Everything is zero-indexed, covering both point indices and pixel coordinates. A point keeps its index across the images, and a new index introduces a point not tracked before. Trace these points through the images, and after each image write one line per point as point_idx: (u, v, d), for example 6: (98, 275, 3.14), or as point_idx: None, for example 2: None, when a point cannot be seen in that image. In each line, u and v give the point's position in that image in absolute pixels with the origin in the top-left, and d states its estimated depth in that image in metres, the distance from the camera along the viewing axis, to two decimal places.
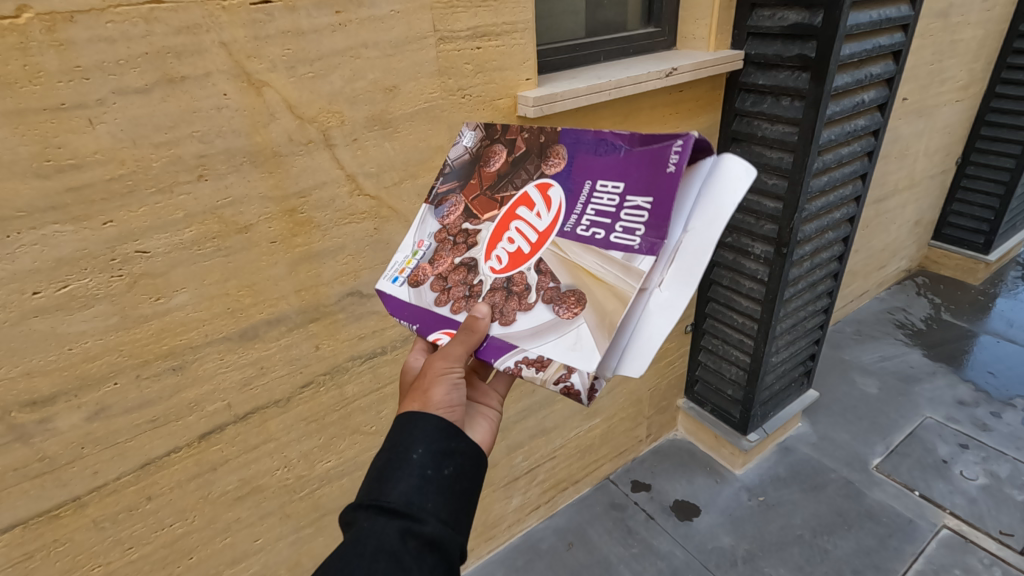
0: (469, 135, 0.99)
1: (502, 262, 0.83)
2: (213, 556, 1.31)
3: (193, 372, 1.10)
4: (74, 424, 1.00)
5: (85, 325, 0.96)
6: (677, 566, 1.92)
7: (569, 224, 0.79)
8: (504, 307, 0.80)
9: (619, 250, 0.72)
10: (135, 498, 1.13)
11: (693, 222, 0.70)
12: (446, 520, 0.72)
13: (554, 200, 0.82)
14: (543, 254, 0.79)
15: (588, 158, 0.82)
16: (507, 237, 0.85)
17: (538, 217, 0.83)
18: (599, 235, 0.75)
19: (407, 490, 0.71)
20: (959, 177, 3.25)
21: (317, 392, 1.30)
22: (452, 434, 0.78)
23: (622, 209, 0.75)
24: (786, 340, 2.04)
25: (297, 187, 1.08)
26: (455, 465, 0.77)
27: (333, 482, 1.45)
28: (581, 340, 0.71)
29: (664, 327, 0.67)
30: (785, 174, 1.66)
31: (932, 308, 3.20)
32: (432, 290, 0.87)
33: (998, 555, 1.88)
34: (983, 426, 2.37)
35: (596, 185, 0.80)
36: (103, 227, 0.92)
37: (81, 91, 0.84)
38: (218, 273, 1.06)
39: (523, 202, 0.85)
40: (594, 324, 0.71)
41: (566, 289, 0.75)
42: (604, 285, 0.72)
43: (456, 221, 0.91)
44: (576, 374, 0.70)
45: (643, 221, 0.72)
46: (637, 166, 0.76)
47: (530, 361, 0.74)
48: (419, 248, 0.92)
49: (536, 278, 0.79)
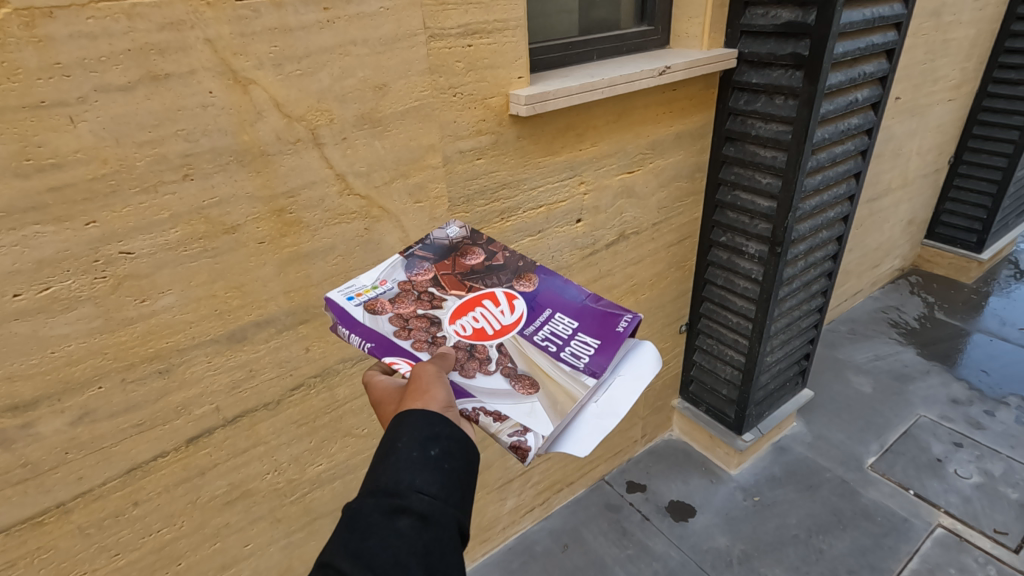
0: (452, 228, 1.11)
1: (464, 329, 0.93)
2: (202, 562, 1.29)
3: (180, 375, 1.08)
4: (58, 429, 0.98)
5: (67, 327, 0.93)
6: (673, 567, 1.91)
7: (527, 329, 0.93)
8: (465, 363, 0.88)
9: (567, 364, 0.87)
10: (121, 503, 1.11)
11: (622, 370, 0.88)
12: (436, 494, 0.70)
13: (519, 309, 0.97)
14: (505, 340, 0.91)
15: (554, 295, 0.99)
16: (470, 315, 0.95)
17: (499, 310, 0.96)
18: (552, 347, 0.91)
19: (397, 471, 0.71)
20: (951, 177, 3.26)
21: (307, 395, 1.29)
22: (436, 419, 0.77)
23: (572, 339, 0.92)
24: (781, 340, 2.03)
25: (285, 187, 1.06)
26: (443, 446, 0.75)
27: (325, 486, 1.43)
28: (535, 411, 0.82)
29: (594, 436, 0.80)
30: (778, 173, 1.65)
31: (925, 307, 3.20)
32: (389, 322, 0.91)
33: (993, 553, 1.88)
34: (977, 425, 2.38)
35: (554, 315, 0.96)
36: (85, 228, 0.90)
37: (62, 88, 0.82)
38: (205, 275, 1.04)
39: (489, 296, 0.98)
40: (547, 405, 0.83)
41: (523, 372, 0.87)
42: (554, 382, 0.85)
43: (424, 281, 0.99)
44: (531, 435, 0.78)
45: (591, 351, 0.90)
46: (590, 315, 0.96)
47: (486, 411, 0.82)
48: (379, 285, 0.98)
49: (496, 352, 0.90)
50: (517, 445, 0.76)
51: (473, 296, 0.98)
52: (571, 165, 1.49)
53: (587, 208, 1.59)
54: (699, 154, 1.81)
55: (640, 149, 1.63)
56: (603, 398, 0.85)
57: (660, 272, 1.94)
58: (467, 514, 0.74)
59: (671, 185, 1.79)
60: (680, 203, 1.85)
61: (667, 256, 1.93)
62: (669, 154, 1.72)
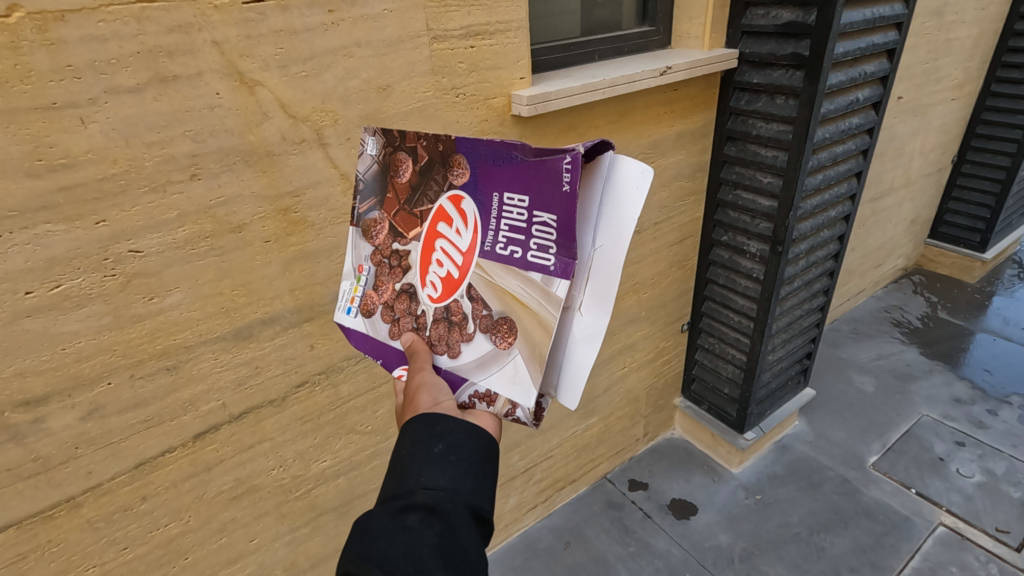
0: (370, 141, 0.84)
1: (438, 289, 0.81)
2: (209, 557, 1.31)
3: (187, 371, 1.10)
4: (68, 424, 1.00)
5: (78, 324, 0.95)
6: (674, 564, 1.92)
7: (487, 242, 0.77)
8: (448, 338, 0.82)
9: (538, 272, 0.72)
10: (130, 498, 1.13)
11: (599, 235, 0.71)
12: (444, 486, 0.71)
13: (471, 214, 0.78)
14: (472, 279, 0.79)
15: (491, 168, 0.75)
16: (436, 260, 0.81)
17: (458, 232, 0.79)
18: (517, 254, 0.75)
19: (404, 476, 0.73)
20: (954, 176, 3.26)
21: (312, 392, 1.30)
22: (434, 419, 0.77)
23: (533, 224, 0.73)
24: (782, 339, 2.04)
25: (290, 187, 1.08)
26: (449, 441, 0.76)
27: (329, 482, 1.44)
28: (519, 375, 0.77)
29: (587, 358, 0.75)
30: (779, 173, 1.66)
31: (928, 306, 3.20)
32: (382, 320, 0.86)
33: (994, 552, 1.88)
34: (979, 424, 2.38)
35: (503, 198, 0.75)
36: (95, 227, 0.92)
37: (73, 90, 0.84)
38: (212, 273, 1.06)
39: (440, 217, 0.80)
40: (527, 353, 0.76)
41: (498, 317, 0.77)
42: (530, 313, 0.74)
43: (386, 242, 0.84)
44: (520, 409, 0.78)
45: (553, 240, 0.71)
46: (533, 176, 0.71)
47: (481, 394, 0.81)
48: (359, 276, 0.86)
49: (469, 306, 0.79)
50: (513, 417, 0.78)
51: (428, 228, 0.81)
52: None
53: None
54: (701, 153, 1.82)
55: (641, 148, 1.64)
56: (585, 298, 0.73)
57: (662, 271, 1.95)
58: (483, 499, 0.74)
59: (672, 184, 1.80)
60: (681, 202, 1.86)
61: (668, 255, 1.94)
62: (670, 153, 1.73)
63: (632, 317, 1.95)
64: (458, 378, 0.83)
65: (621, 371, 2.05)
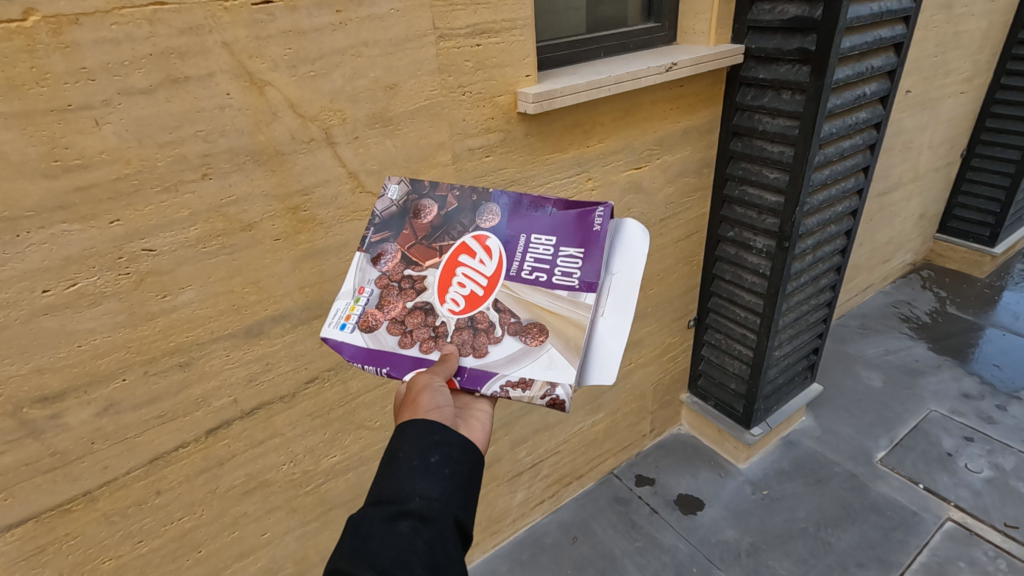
0: (393, 187, 0.97)
1: (460, 304, 0.90)
2: (221, 550, 1.33)
3: (199, 368, 1.12)
4: (84, 419, 1.02)
5: (93, 322, 0.97)
6: (681, 560, 1.93)
7: (514, 269, 0.91)
8: (472, 341, 0.88)
9: (565, 289, 0.87)
10: (145, 492, 1.16)
11: (614, 266, 0.89)
12: (436, 497, 0.73)
13: (495, 248, 0.93)
14: (497, 296, 0.90)
15: (521, 216, 0.94)
16: (457, 282, 0.92)
17: (482, 262, 0.92)
18: (543, 278, 0.89)
19: (398, 480, 0.74)
20: (963, 170, 3.23)
21: (321, 387, 1.31)
22: (435, 428, 0.79)
23: (558, 257, 0.91)
24: (789, 334, 2.03)
25: (299, 185, 1.10)
26: (444, 452, 0.78)
27: (339, 477, 1.45)
28: (554, 361, 0.85)
29: (614, 350, 0.84)
30: (786, 168, 1.66)
31: (937, 301, 3.18)
32: (390, 334, 0.89)
33: (1003, 547, 1.88)
34: (988, 419, 2.37)
35: (531, 239, 0.93)
36: (110, 226, 0.93)
37: (87, 92, 0.85)
38: (223, 271, 1.07)
39: (464, 250, 0.93)
40: (561, 349, 0.85)
41: (529, 322, 0.87)
42: (561, 318, 0.86)
43: (398, 269, 0.93)
44: (559, 387, 0.83)
45: (578, 265, 0.89)
46: (564, 224, 0.93)
47: (513, 383, 0.85)
48: (360, 295, 0.91)
49: (496, 316, 0.89)
50: (552, 401, 0.82)
51: (450, 258, 0.93)
52: (579, 162, 1.51)
53: None
54: (707, 149, 1.82)
55: (647, 145, 1.64)
56: (607, 305, 0.87)
57: (668, 267, 1.96)
58: (468, 514, 0.76)
59: (679, 180, 1.80)
60: (687, 198, 1.87)
61: (675, 251, 1.94)
62: (676, 150, 1.73)
63: (639, 313, 1.96)
64: (483, 375, 0.86)
65: (628, 366, 2.06)
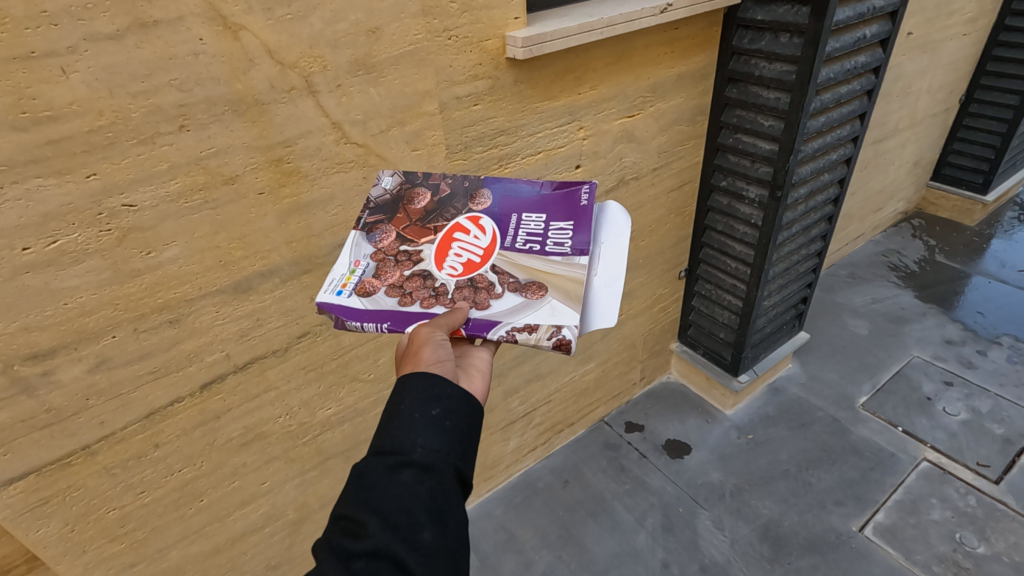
0: (387, 178, 1.07)
1: (459, 269, 0.94)
2: (223, 499, 1.37)
3: (190, 324, 1.12)
4: (77, 376, 1.03)
5: (78, 279, 0.96)
6: (668, 500, 2.01)
7: (507, 241, 0.97)
8: (475, 296, 0.91)
9: (558, 255, 0.95)
10: (143, 445, 1.18)
11: (602, 239, 0.98)
12: (437, 448, 0.75)
13: (488, 227, 0.99)
14: (494, 261, 0.95)
15: (510, 200, 1.03)
16: (454, 253, 0.96)
17: (476, 237, 0.98)
18: (537, 246, 0.96)
19: (400, 430, 0.76)
20: (961, 116, 3.19)
21: (314, 341, 1.32)
22: (436, 381, 0.80)
23: (549, 231, 0.99)
24: (779, 284, 2.05)
25: (281, 137, 1.06)
26: (444, 405, 0.79)
27: (335, 428, 1.48)
28: (557, 309, 0.88)
29: (612, 297, 0.89)
30: (781, 115, 1.63)
31: (926, 250, 3.20)
32: (388, 296, 0.90)
33: (974, 484, 1.97)
34: (968, 364, 2.43)
35: (521, 218, 1.01)
36: (87, 181, 0.91)
37: (51, 38, 0.81)
38: (207, 227, 1.05)
39: (458, 228, 0.99)
40: (562, 300, 0.89)
41: (527, 281, 0.92)
42: (557, 276, 0.92)
43: (392, 244, 0.97)
44: (565, 328, 0.85)
45: (569, 235, 0.97)
46: (552, 203, 1.03)
47: (520, 328, 0.86)
48: (356, 267, 0.94)
49: (495, 277, 0.93)
50: (559, 342, 0.84)
51: (444, 235, 0.98)
52: (570, 110, 1.47)
53: (586, 154, 1.58)
54: (701, 96, 1.77)
55: (640, 91, 1.60)
56: (601, 265, 0.94)
57: (660, 218, 1.94)
58: (467, 465, 0.78)
59: (672, 128, 1.76)
60: (681, 147, 1.83)
61: (667, 202, 1.92)
62: (670, 97, 1.68)
63: (630, 265, 1.96)
64: (488, 324, 0.88)
65: (619, 317, 2.07)
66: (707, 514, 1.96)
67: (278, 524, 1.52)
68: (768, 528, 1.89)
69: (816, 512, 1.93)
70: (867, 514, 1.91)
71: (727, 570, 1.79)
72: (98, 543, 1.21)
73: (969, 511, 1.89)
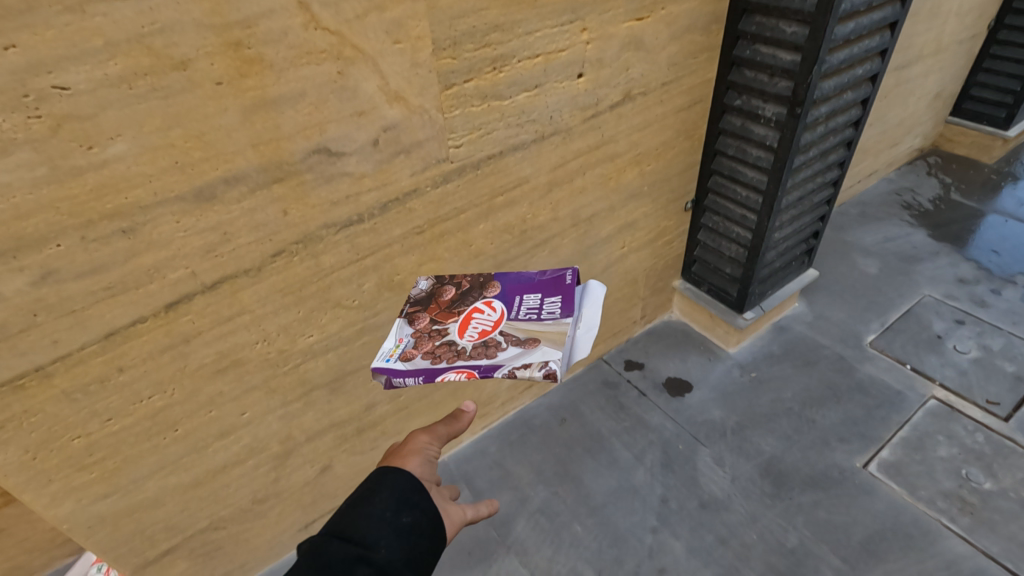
0: (424, 281, 1.36)
1: (475, 334, 1.07)
2: (199, 429, 1.29)
3: (146, 236, 1.00)
4: (19, 289, 0.92)
5: (7, 176, 0.84)
6: (668, 438, 1.96)
7: (512, 314, 1.12)
8: (484, 349, 1.02)
9: (551, 319, 1.09)
10: (105, 369, 1.09)
11: (586, 306, 1.14)
12: (397, 556, 0.84)
13: (497, 305, 1.16)
14: (502, 326, 1.08)
15: (515, 284, 1.23)
16: (471, 326, 1.10)
17: (488, 313, 1.14)
18: (534, 315, 1.11)
19: (365, 521, 0.86)
20: (988, 44, 2.98)
21: (290, 261, 1.20)
22: (409, 497, 0.91)
23: (544, 305, 1.14)
24: (791, 215, 1.93)
25: (238, 15, 0.91)
26: (412, 516, 0.90)
27: (318, 357, 1.39)
28: (547, 352, 0.99)
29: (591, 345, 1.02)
30: (806, 20, 1.46)
31: (942, 188, 3.06)
32: (423, 359, 1.03)
33: (982, 422, 1.91)
34: (981, 303, 2.34)
35: (522, 297, 1.18)
36: (5, 53, 0.77)
37: None
38: (158, 120, 0.92)
39: (475, 309, 1.16)
40: (552, 345, 1.00)
41: (525, 338, 1.03)
42: (550, 332, 1.04)
43: (426, 325, 1.14)
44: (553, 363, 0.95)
45: (558, 306, 1.13)
46: (544, 285, 1.21)
47: (517, 367, 0.94)
48: (400, 341, 1.10)
49: (501, 337, 1.05)
50: (547, 373, 0.93)
51: (465, 313, 1.15)
52: (572, 7, 1.31)
53: (590, 61, 1.42)
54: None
55: None
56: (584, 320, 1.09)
57: (668, 141, 1.80)
58: None
59: (685, 37, 1.60)
60: (693, 60, 1.67)
61: (676, 123, 1.77)
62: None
63: (634, 193, 1.83)
64: (492, 367, 0.97)
65: (621, 250, 1.96)
66: (708, 451, 1.91)
67: (262, 457, 1.45)
68: (770, 465, 1.85)
69: (819, 449, 1.88)
70: (872, 451, 1.86)
71: (727, 505, 1.75)
72: (65, 472, 1.14)
73: (976, 448, 1.84)
